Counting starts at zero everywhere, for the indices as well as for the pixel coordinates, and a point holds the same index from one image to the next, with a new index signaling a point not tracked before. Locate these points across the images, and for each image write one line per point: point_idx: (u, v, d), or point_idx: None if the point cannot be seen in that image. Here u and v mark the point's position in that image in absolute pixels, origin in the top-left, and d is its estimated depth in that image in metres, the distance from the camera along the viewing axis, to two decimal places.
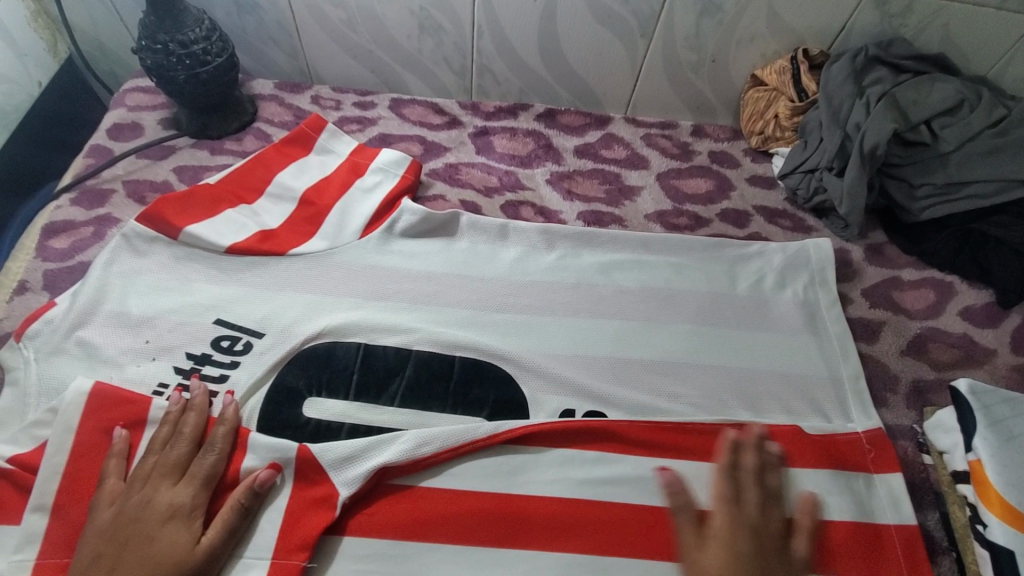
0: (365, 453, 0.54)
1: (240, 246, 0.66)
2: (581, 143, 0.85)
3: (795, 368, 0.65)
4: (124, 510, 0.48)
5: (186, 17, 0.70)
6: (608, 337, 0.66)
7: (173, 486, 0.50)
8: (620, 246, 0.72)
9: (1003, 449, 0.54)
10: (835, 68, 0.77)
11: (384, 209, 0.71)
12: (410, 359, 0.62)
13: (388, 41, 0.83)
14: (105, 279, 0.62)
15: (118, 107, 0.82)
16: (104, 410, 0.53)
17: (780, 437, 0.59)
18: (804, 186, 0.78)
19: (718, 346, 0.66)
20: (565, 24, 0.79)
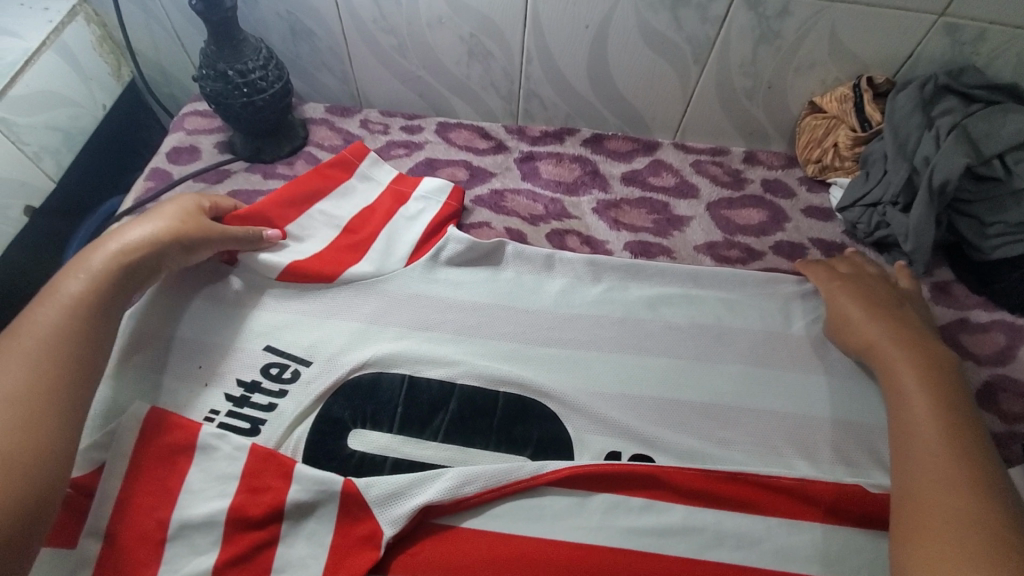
0: (409, 491, 0.54)
1: (288, 271, 0.66)
2: (628, 170, 0.84)
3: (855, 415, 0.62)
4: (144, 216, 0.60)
5: (245, 46, 0.72)
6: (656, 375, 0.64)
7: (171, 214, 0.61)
8: (668, 281, 0.70)
9: None
10: (901, 97, 0.73)
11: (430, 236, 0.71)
12: (453, 393, 0.61)
13: (437, 67, 0.84)
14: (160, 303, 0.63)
15: (177, 131, 0.84)
16: (156, 435, 0.55)
17: (842, 495, 0.55)
18: (865, 220, 0.75)
19: (771, 389, 0.63)
20: (615, 51, 0.78)
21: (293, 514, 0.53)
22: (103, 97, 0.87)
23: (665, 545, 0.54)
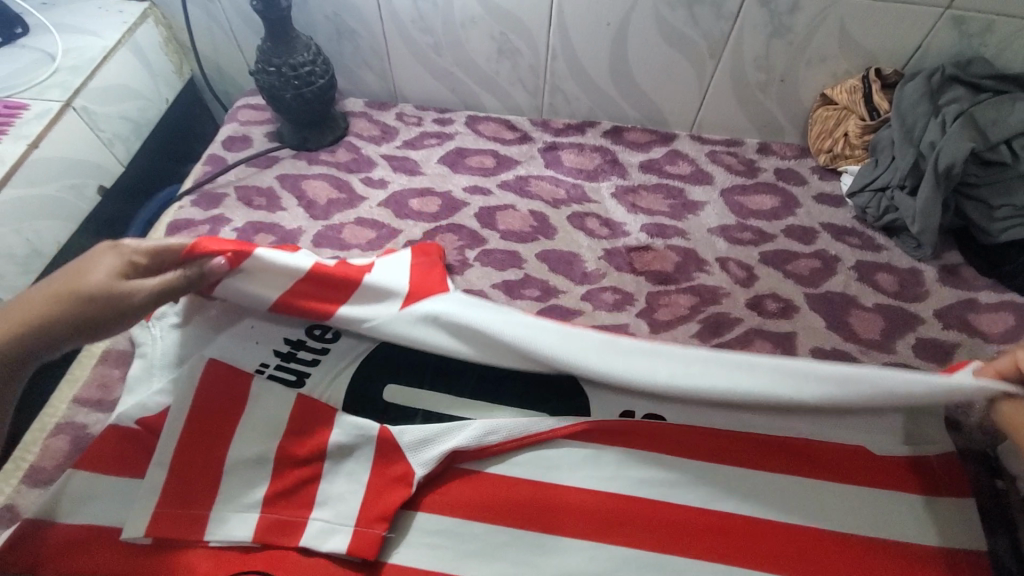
0: (439, 437, 0.59)
1: (283, 304, 0.62)
2: (646, 159, 0.89)
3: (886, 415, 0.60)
4: (59, 283, 0.50)
5: (298, 43, 0.80)
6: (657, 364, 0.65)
7: (93, 269, 0.51)
8: (715, 369, 0.59)
9: None
10: (909, 87, 0.76)
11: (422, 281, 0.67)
12: None
13: (468, 64, 0.90)
14: None
15: (231, 122, 0.92)
16: (216, 384, 0.59)
17: (844, 456, 0.59)
18: (874, 204, 0.78)
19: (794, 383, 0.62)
20: (635, 47, 0.84)
21: (334, 456, 0.58)
22: (166, 91, 0.96)
23: (674, 494, 0.58)
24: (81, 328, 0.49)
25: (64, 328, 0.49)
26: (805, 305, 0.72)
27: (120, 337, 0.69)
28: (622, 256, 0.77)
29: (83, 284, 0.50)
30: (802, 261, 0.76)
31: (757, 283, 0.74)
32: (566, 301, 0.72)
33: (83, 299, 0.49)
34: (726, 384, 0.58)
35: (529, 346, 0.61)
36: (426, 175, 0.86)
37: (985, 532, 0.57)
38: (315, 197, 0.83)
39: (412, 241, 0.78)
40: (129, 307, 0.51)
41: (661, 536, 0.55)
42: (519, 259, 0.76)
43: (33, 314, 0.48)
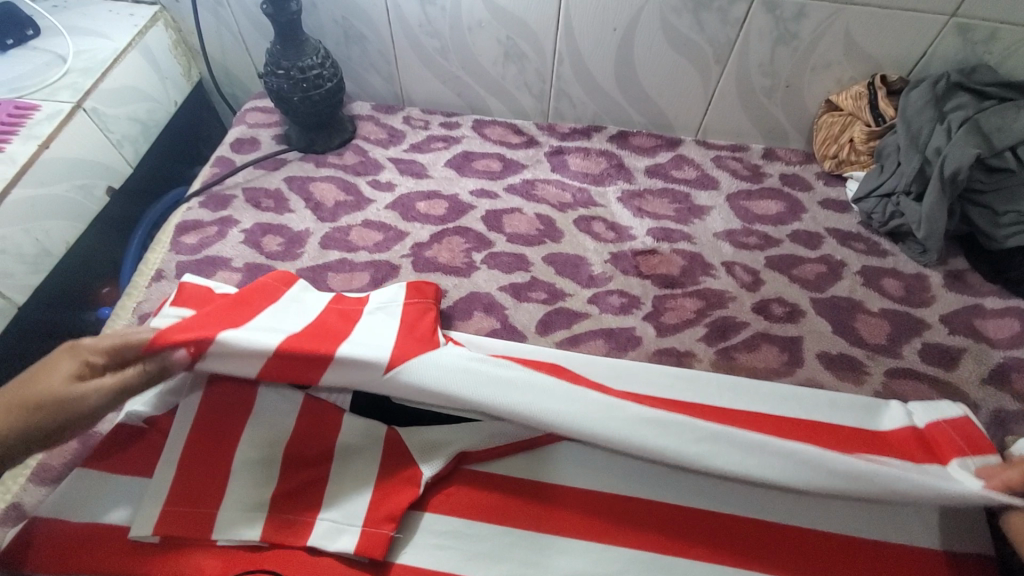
0: (447, 440, 0.59)
1: (269, 374, 0.55)
2: (651, 164, 0.89)
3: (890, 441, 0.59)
4: (11, 391, 0.47)
5: (307, 46, 0.80)
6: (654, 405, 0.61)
7: (48, 374, 0.48)
8: (725, 447, 0.52)
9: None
10: (914, 94, 0.77)
11: (407, 338, 0.59)
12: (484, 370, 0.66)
13: (475, 68, 0.91)
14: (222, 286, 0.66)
15: (240, 125, 0.93)
16: (223, 390, 0.59)
17: None
18: (879, 210, 0.79)
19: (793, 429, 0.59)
20: (641, 52, 0.84)
21: (341, 456, 0.58)
22: (175, 94, 0.97)
23: (678, 496, 0.58)
24: (29, 439, 0.46)
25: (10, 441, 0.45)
26: (811, 310, 0.72)
27: None
28: (628, 260, 0.77)
29: (36, 393, 0.47)
30: (808, 266, 0.77)
31: (763, 287, 0.74)
32: (572, 304, 0.73)
33: (30, 407, 0.46)
34: (746, 468, 0.52)
35: (531, 418, 0.53)
36: (433, 178, 0.87)
37: (993, 538, 0.56)
38: (322, 199, 0.83)
39: (419, 244, 0.78)
40: (86, 411, 0.48)
41: (660, 534, 0.55)
42: (525, 262, 0.77)
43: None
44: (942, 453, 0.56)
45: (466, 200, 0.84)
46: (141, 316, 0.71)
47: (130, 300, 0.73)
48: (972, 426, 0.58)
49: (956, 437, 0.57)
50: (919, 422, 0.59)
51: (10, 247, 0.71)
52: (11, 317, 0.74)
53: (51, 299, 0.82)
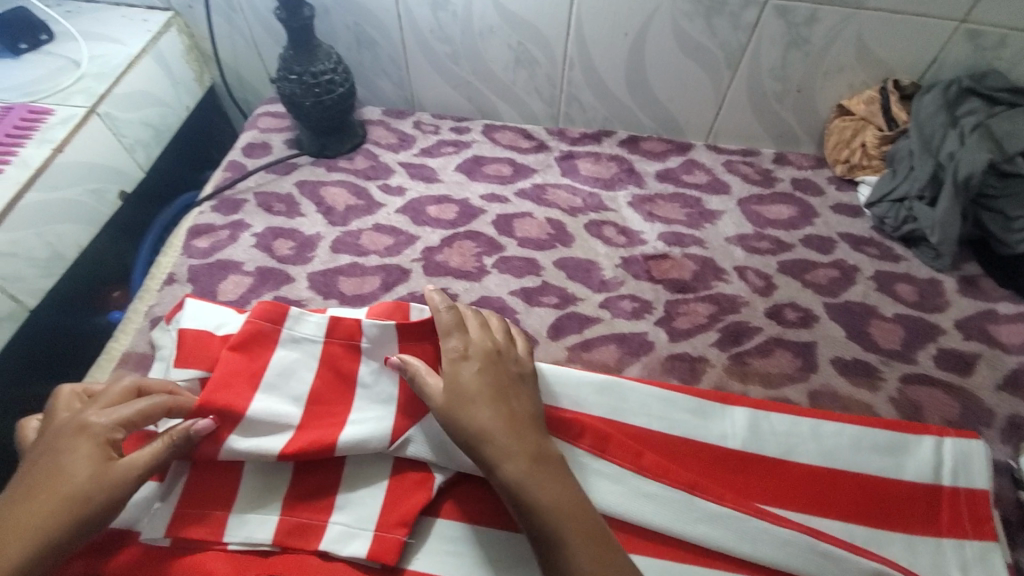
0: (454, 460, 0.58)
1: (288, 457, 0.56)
2: (662, 168, 0.89)
3: (909, 491, 0.57)
4: (38, 480, 0.47)
5: (319, 52, 0.81)
6: (666, 448, 0.59)
7: (73, 463, 0.47)
8: (717, 525, 0.53)
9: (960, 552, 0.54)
10: (926, 99, 0.77)
11: (410, 400, 0.58)
12: None
13: (485, 73, 0.91)
14: (228, 317, 0.63)
15: (251, 129, 0.94)
16: None
17: (870, 481, 0.57)
18: (892, 215, 0.78)
19: (811, 482, 0.57)
20: (652, 57, 0.84)
21: (353, 463, 0.57)
22: (187, 99, 0.98)
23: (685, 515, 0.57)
24: (78, 532, 0.46)
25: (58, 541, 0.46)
26: (825, 315, 0.71)
27: (140, 340, 0.69)
28: (639, 264, 0.77)
29: (66, 476, 0.47)
30: (820, 271, 0.76)
31: (775, 292, 0.74)
32: (584, 309, 0.72)
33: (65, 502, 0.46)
34: (736, 547, 0.53)
35: None
36: (443, 182, 0.87)
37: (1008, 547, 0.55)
38: (333, 203, 0.83)
39: (430, 248, 0.78)
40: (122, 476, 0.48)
41: (681, 562, 0.53)
42: (536, 267, 0.76)
43: (23, 530, 0.45)
44: (945, 524, 0.56)
45: (476, 204, 0.84)
46: (153, 319, 0.71)
47: (141, 304, 0.73)
48: (986, 503, 0.56)
49: (964, 512, 0.56)
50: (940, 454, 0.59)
51: (23, 251, 0.72)
52: (23, 320, 0.75)
53: (64, 301, 0.83)
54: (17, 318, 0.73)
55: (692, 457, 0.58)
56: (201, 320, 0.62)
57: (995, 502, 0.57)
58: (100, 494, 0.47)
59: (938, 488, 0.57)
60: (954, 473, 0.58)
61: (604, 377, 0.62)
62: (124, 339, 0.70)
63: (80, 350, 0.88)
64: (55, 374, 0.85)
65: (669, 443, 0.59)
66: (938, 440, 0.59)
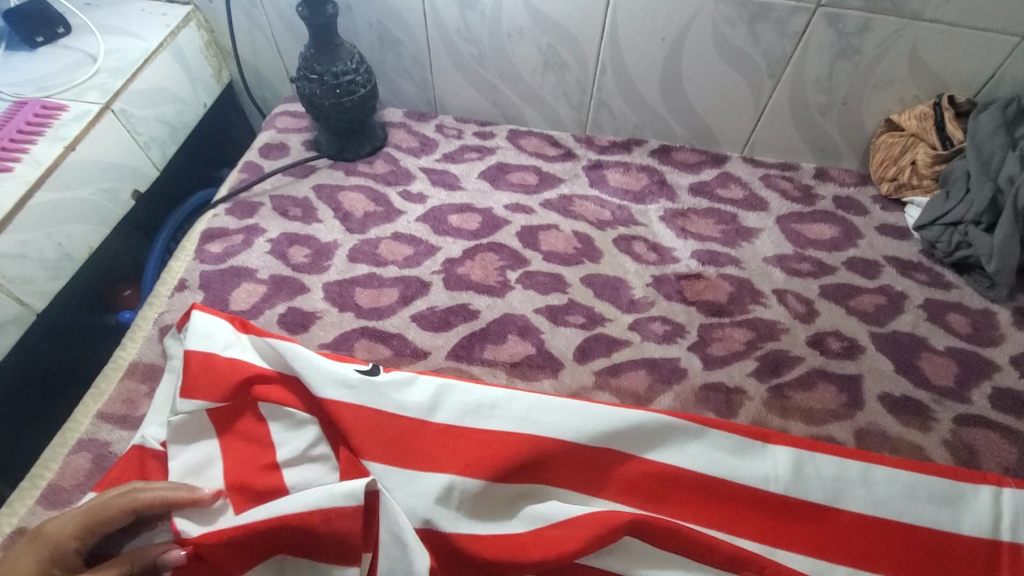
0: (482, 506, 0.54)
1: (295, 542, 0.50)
2: (696, 181, 0.85)
3: (965, 545, 0.53)
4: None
5: (341, 51, 0.77)
6: (699, 489, 0.55)
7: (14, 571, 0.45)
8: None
9: None
10: (983, 117, 0.72)
11: (445, 453, 0.56)
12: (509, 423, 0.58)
13: (512, 76, 0.87)
14: (237, 338, 0.62)
15: (269, 129, 0.90)
16: (248, 458, 0.56)
17: (920, 534, 0.53)
18: (945, 239, 0.73)
19: (857, 533, 0.53)
20: (689, 65, 0.80)
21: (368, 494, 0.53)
22: (204, 96, 0.95)
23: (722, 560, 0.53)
24: None
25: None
26: (870, 346, 0.67)
27: (149, 350, 0.66)
28: (671, 284, 0.73)
29: None
30: (865, 297, 0.71)
31: (818, 319, 0.69)
32: (613, 330, 0.68)
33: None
34: None
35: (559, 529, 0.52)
36: (466, 190, 0.83)
37: None
38: (351, 209, 0.80)
39: (450, 260, 0.75)
40: None
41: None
42: (562, 283, 0.73)
43: None
44: None
45: (500, 214, 0.80)
46: (162, 328, 0.68)
47: (151, 311, 0.70)
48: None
49: None
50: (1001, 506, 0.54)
51: (32, 252, 0.69)
52: (31, 324, 0.72)
53: (73, 301, 0.81)
54: (23, 322, 0.70)
55: (734, 502, 0.55)
56: (209, 340, 0.60)
57: None
58: None
59: (998, 545, 0.53)
60: (1015, 527, 0.53)
61: (644, 413, 0.58)
62: (131, 348, 0.67)
63: (90, 351, 0.86)
64: (63, 377, 0.82)
65: (710, 487, 0.55)
66: (998, 491, 0.55)
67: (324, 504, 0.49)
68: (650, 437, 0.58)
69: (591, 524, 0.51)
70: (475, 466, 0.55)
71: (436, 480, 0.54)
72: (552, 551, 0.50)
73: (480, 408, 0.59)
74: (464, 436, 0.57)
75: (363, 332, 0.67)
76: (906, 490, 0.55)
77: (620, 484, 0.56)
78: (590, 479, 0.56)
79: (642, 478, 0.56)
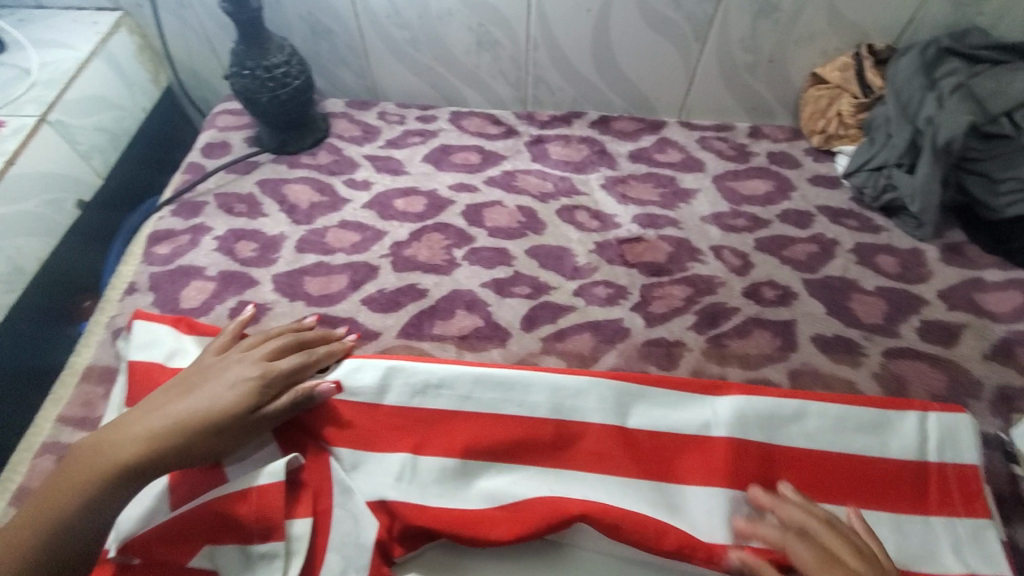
0: (437, 481, 0.56)
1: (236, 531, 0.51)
2: (635, 148, 0.87)
3: (897, 469, 0.55)
4: (195, 392, 0.54)
5: (270, 44, 0.78)
6: (647, 443, 0.57)
7: (224, 381, 0.55)
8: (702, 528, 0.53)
9: (964, 544, 0.52)
10: (903, 62, 0.75)
11: (400, 433, 0.58)
12: (458, 398, 0.59)
13: (448, 58, 0.88)
14: (181, 343, 0.63)
15: (210, 129, 0.91)
16: None
17: (855, 464, 0.56)
18: (871, 184, 0.76)
19: (795, 469, 0.56)
20: (618, 33, 0.81)
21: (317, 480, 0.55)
22: (143, 101, 0.95)
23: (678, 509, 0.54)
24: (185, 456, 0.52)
25: (75, 536, 0.48)
26: (803, 292, 0.70)
27: (102, 353, 0.67)
28: (613, 249, 0.75)
29: (222, 392, 0.54)
30: (799, 246, 0.74)
31: (753, 271, 0.72)
32: (557, 297, 0.70)
33: (205, 424, 0.52)
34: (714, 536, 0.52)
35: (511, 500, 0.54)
36: (410, 174, 0.84)
37: (1000, 521, 0.54)
38: (296, 201, 0.81)
39: (397, 243, 0.76)
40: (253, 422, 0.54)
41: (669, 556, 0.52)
42: (507, 256, 0.74)
43: (141, 439, 0.51)
44: (931, 506, 0.54)
45: (443, 195, 0.81)
46: (113, 331, 0.69)
47: (103, 315, 0.71)
48: (975, 478, 0.55)
49: (954, 488, 0.54)
50: (930, 433, 0.57)
51: None
52: None
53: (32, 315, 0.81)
54: None
55: (680, 450, 0.57)
56: (153, 348, 0.62)
57: (985, 477, 0.56)
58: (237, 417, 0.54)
59: (928, 466, 0.56)
60: (941, 449, 0.56)
61: (589, 377, 0.60)
62: (87, 353, 0.68)
63: (50, 362, 0.86)
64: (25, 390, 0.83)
65: (663, 442, 0.57)
66: (926, 418, 0.57)
67: (253, 483, 0.52)
68: (598, 400, 0.59)
69: (541, 510, 0.52)
70: (427, 444, 0.57)
71: (393, 459, 0.57)
72: (502, 529, 0.52)
73: (427, 387, 0.60)
74: (414, 417, 0.59)
75: (313, 319, 0.68)
76: (841, 423, 0.57)
77: (576, 450, 0.57)
78: (535, 447, 0.57)
79: (594, 442, 0.57)
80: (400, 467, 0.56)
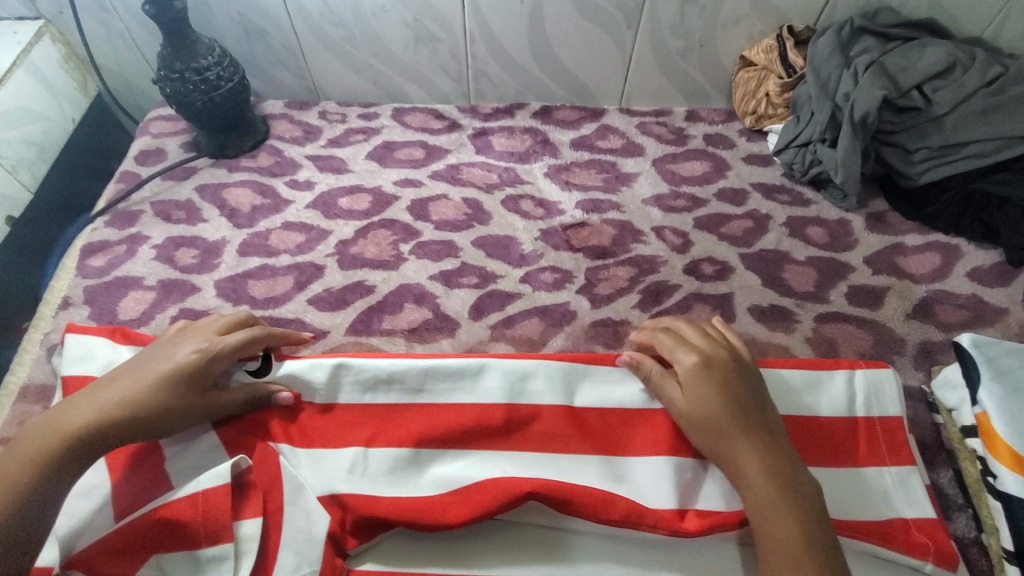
0: (390, 472, 0.56)
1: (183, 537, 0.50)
2: (577, 136, 0.88)
3: (830, 425, 0.58)
4: (142, 370, 0.55)
5: (199, 46, 0.76)
6: (594, 420, 0.59)
7: (171, 357, 0.55)
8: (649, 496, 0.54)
9: (893, 490, 0.55)
10: (821, 42, 0.79)
11: (352, 428, 0.58)
12: (408, 390, 0.60)
13: (386, 54, 0.88)
14: (118, 353, 0.61)
15: (144, 136, 0.88)
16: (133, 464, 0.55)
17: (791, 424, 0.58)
18: (799, 160, 0.79)
19: None
20: (552, 23, 0.83)
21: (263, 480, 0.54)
22: (71, 111, 0.91)
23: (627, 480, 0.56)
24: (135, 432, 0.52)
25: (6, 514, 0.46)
26: (740, 266, 0.72)
27: (37, 370, 0.65)
28: (558, 235, 0.76)
29: (170, 367, 0.54)
30: (735, 222, 0.77)
31: (692, 248, 0.74)
32: (504, 285, 0.71)
33: (154, 401, 0.53)
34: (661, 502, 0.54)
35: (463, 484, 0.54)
36: (354, 172, 0.84)
37: (925, 466, 0.57)
38: (237, 205, 0.79)
39: (343, 241, 0.76)
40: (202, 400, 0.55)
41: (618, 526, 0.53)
42: (454, 248, 0.75)
43: (89, 416, 0.51)
44: (863, 458, 0.57)
45: (388, 191, 0.81)
46: (47, 347, 0.66)
47: (37, 332, 0.69)
48: (900, 428, 0.58)
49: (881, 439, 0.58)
50: (857, 389, 0.60)
51: None
52: None
53: None
54: None
55: (626, 424, 0.59)
56: (88, 362, 0.60)
57: (909, 427, 0.59)
58: (188, 395, 0.54)
59: (858, 420, 0.59)
60: (868, 403, 0.59)
61: (537, 360, 0.61)
62: (22, 372, 0.66)
63: None
64: None
65: (609, 418, 0.59)
66: (854, 375, 0.61)
67: (198, 488, 0.52)
68: (547, 381, 0.60)
69: (491, 492, 0.53)
70: (379, 436, 0.58)
71: (344, 454, 0.56)
72: (453, 512, 0.52)
73: (377, 382, 0.60)
74: (365, 412, 0.59)
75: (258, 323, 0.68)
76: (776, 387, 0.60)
77: (526, 431, 0.58)
78: (486, 432, 0.58)
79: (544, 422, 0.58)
80: (353, 461, 0.56)
